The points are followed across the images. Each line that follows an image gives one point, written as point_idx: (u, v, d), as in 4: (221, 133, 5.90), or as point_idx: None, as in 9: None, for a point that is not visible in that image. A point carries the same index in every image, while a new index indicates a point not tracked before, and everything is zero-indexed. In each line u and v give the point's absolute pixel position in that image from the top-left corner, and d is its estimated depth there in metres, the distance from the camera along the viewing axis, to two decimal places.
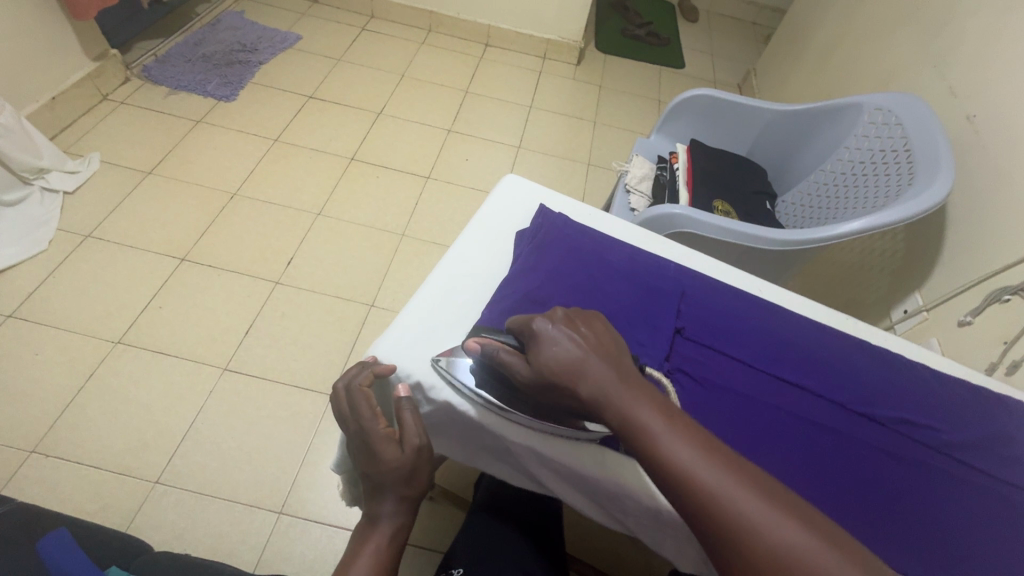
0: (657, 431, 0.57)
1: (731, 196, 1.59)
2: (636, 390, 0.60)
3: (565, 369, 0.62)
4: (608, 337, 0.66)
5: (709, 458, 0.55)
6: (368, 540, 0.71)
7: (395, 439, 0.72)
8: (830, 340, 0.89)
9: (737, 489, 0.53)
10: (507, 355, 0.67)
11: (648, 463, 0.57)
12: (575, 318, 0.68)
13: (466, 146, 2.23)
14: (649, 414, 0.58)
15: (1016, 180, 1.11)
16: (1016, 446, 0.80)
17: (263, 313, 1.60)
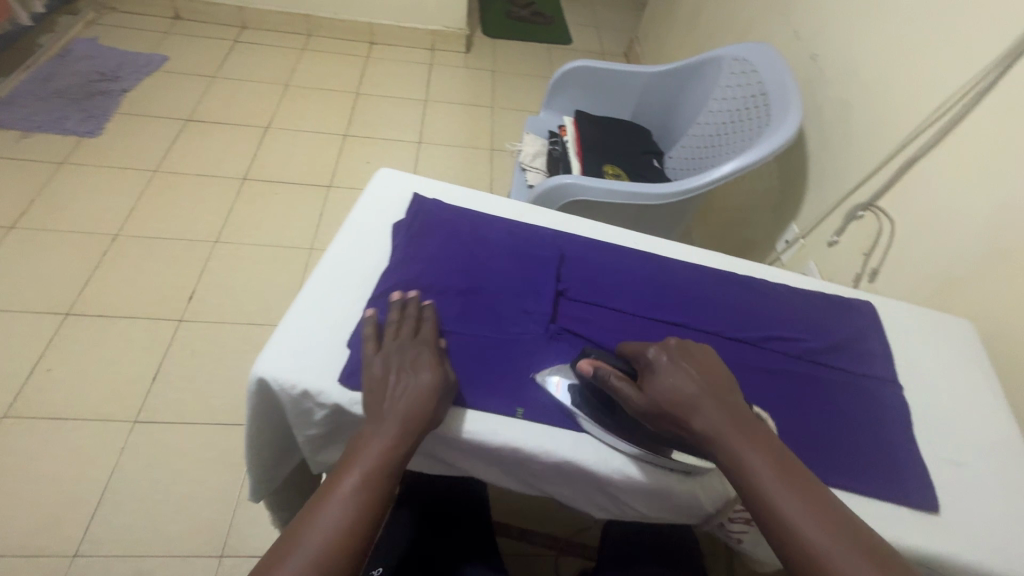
0: (775, 486, 0.50)
1: (622, 158, 1.48)
2: (757, 440, 0.53)
3: (679, 403, 0.55)
4: (722, 373, 0.59)
5: (827, 520, 0.49)
6: (354, 471, 0.53)
7: (436, 364, 0.60)
8: (688, 264, 0.82)
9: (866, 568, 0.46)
10: (613, 377, 0.59)
11: (760, 514, 0.50)
12: (689, 346, 0.61)
13: (365, 147, 2.18)
14: (762, 463, 0.52)
15: (855, 107, 1.18)
16: (872, 341, 0.77)
17: (169, 354, 1.51)
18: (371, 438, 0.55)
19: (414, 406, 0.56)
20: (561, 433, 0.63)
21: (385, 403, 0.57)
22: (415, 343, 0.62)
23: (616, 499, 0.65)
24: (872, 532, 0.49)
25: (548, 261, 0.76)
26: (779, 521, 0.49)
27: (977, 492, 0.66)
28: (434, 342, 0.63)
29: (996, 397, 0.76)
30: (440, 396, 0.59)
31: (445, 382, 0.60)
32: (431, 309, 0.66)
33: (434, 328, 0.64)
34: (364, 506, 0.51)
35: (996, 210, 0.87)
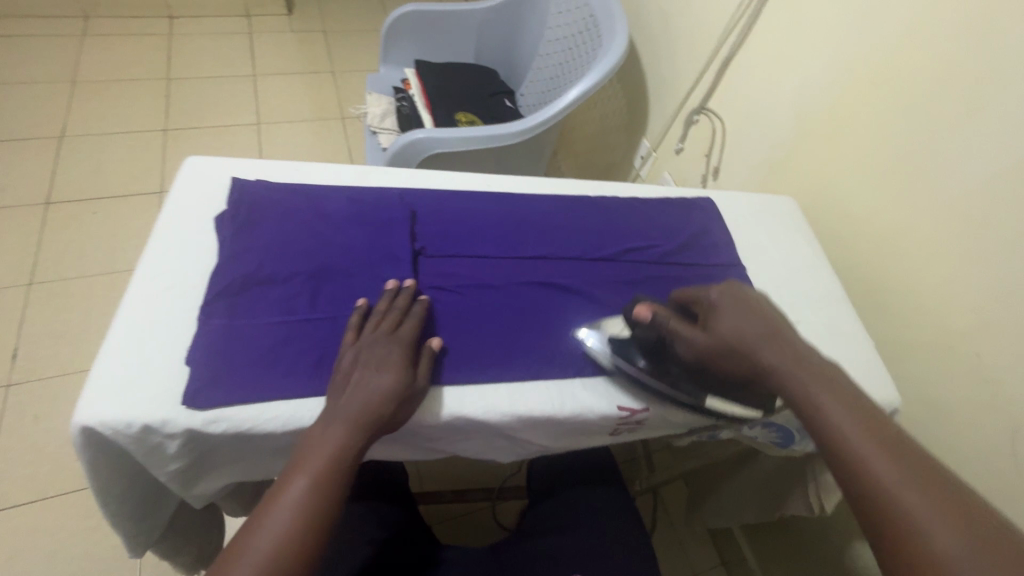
0: (830, 411, 0.50)
1: (473, 104, 1.43)
2: (818, 372, 0.54)
3: (740, 339, 0.57)
4: (778, 316, 0.60)
5: (881, 446, 0.47)
6: (302, 471, 0.48)
7: (406, 366, 0.57)
8: (542, 196, 0.82)
9: (903, 484, 0.44)
10: (673, 322, 0.60)
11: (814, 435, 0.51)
12: (745, 291, 0.62)
13: (194, 140, 1.91)
14: (823, 394, 0.52)
15: (673, 17, 1.23)
16: (715, 233, 0.83)
17: (6, 427, 1.27)
18: (318, 436, 0.51)
19: (374, 405, 0.53)
20: (442, 391, 0.61)
21: (346, 399, 0.53)
22: (390, 338, 0.58)
23: (515, 440, 0.66)
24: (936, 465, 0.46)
25: (398, 221, 0.71)
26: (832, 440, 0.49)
27: (812, 341, 0.76)
28: (413, 339, 0.60)
29: (819, 258, 0.86)
30: (409, 400, 0.56)
31: (412, 387, 0.56)
32: (422, 303, 0.63)
33: (417, 325, 0.61)
34: (317, 511, 0.47)
35: (799, 93, 0.97)
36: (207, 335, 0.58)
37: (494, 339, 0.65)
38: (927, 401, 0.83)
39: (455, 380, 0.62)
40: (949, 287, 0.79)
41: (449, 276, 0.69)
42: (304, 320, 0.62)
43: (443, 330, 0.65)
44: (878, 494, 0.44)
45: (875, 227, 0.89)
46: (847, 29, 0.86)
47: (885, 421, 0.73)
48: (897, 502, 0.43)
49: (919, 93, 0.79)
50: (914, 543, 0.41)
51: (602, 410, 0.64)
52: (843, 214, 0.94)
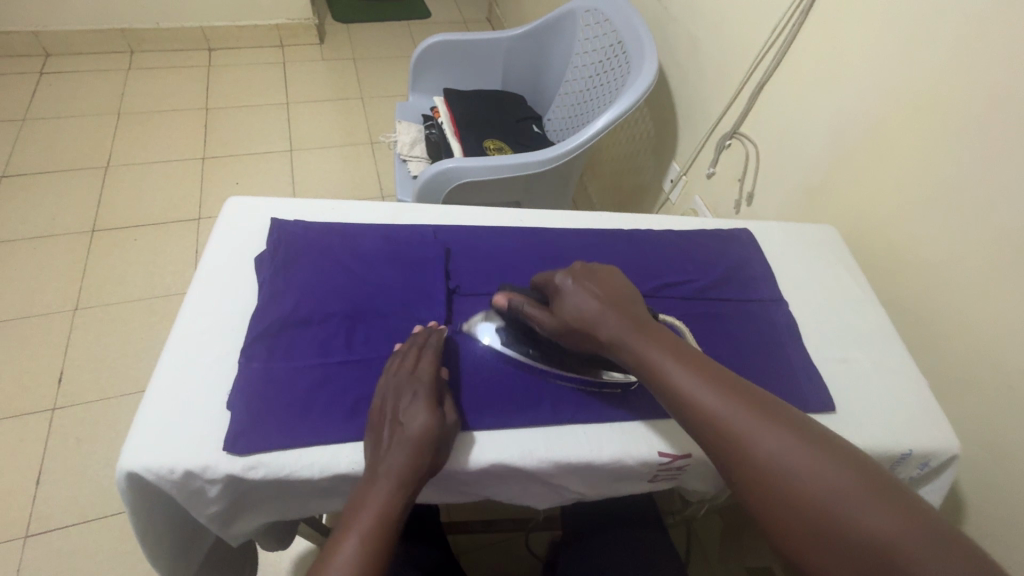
0: (671, 370, 0.53)
1: (500, 130, 1.44)
2: (657, 335, 0.56)
3: (584, 318, 0.58)
4: (626, 287, 0.62)
5: (719, 389, 0.51)
6: (353, 529, 0.49)
7: (434, 409, 0.55)
8: (575, 230, 0.81)
9: (748, 422, 0.49)
10: (526, 306, 0.61)
11: (666, 399, 0.53)
12: (596, 268, 0.63)
13: (231, 167, 1.98)
14: (663, 356, 0.54)
15: (703, 41, 1.23)
16: (754, 266, 0.81)
17: (51, 450, 1.31)
18: (367, 497, 0.51)
19: (413, 458, 0.52)
20: (481, 436, 0.60)
21: (390, 457, 0.52)
22: (411, 378, 0.58)
23: (552, 485, 0.64)
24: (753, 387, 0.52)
25: (433, 260, 0.71)
26: (681, 402, 0.52)
27: (858, 380, 0.72)
28: (433, 378, 0.58)
29: (864, 290, 0.83)
30: (445, 442, 0.55)
31: (444, 429, 0.55)
32: (439, 335, 0.63)
33: (435, 360, 0.60)
34: (373, 564, 0.48)
35: (837, 118, 0.94)
36: (246, 379, 0.59)
37: (529, 380, 0.64)
38: (986, 443, 0.78)
39: (493, 424, 0.61)
40: (1007, 324, 0.74)
41: (483, 315, 0.69)
42: (340, 363, 0.62)
43: (480, 371, 0.64)
44: (729, 439, 0.49)
45: (922, 258, 0.85)
46: (889, 54, 0.84)
47: (943, 466, 0.69)
48: (745, 438, 0.48)
49: (968, 121, 0.76)
50: (773, 472, 0.47)
51: (641, 455, 0.62)
52: (888, 242, 0.90)
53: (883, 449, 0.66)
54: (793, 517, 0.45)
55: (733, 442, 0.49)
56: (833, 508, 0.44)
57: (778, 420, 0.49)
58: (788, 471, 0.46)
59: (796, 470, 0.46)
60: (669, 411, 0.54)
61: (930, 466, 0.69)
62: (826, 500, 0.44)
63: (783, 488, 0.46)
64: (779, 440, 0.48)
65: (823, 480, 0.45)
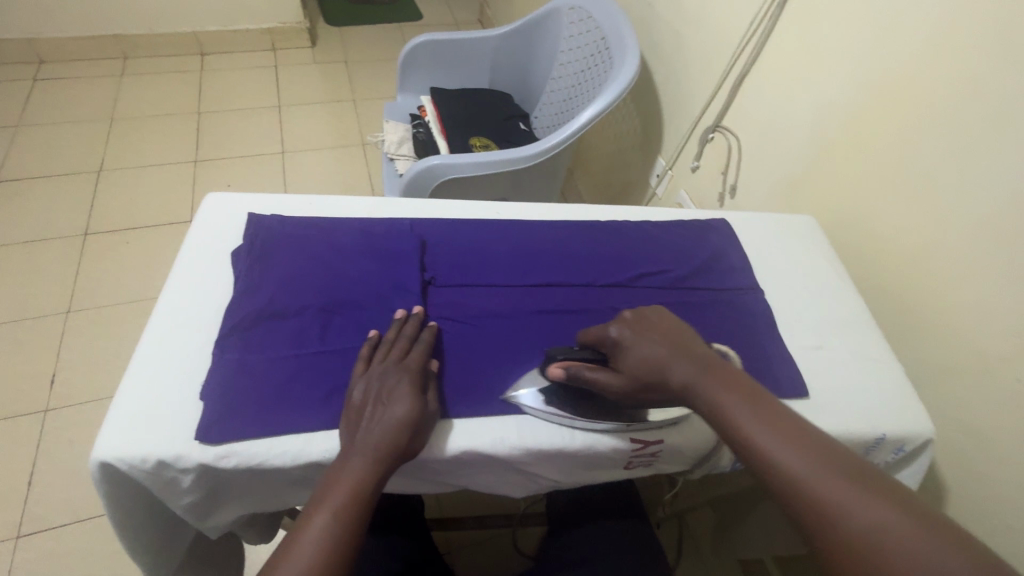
0: (752, 424, 0.49)
1: (487, 128, 1.45)
2: (736, 383, 0.52)
3: (654, 367, 0.55)
4: (683, 328, 0.59)
5: (803, 446, 0.46)
6: (324, 507, 0.48)
7: (418, 395, 0.56)
8: (552, 222, 0.81)
9: (839, 490, 0.43)
10: (588, 371, 0.58)
11: (743, 454, 0.49)
12: (646, 313, 0.61)
13: (223, 170, 1.99)
14: (742, 407, 0.50)
15: (686, 36, 1.23)
16: (732, 255, 0.81)
17: (43, 451, 1.32)
18: (339, 479, 0.50)
19: (394, 440, 0.53)
20: (454, 424, 0.61)
21: (367, 435, 0.53)
22: (400, 365, 0.59)
23: (527, 473, 0.65)
24: (846, 451, 0.46)
25: (409, 252, 0.72)
26: (755, 452, 0.48)
27: (833, 367, 0.73)
28: (420, 366, 0.60)
29: (842, 279, 0.83)
30: (423, 428, 0.56)
31: (426, 414, 0.56)
32: (431, 328, 0.64)
33: (427, 352, 0.62)
34: (341, 544, 0.47)
35: (816, 109, 0.95)
36: (220, 370, 0.59)
37: (503, 369, 0.65)
38: (965, 429, 0.78)
39: (465, 412, 0.61)
40: (983, 310, 0.74)
41: (458, 306, 0.69)
42: (315, 354, 0.62)
43: (454, 361, 0.65)
44: (817, 507, 0.43)
45: (900, 246, 0.85)
46: (864, 44, 0.85)
47: (918, 451, 0.69)
48: (835, 506, 0.43)
49: (941, 108, 0.76)
50: (866, 550, 0.40)
51: (614, 441, 0.62)
52: (867, 231, 0.90)
53: (857, 434, 0.67)
54: None
55: (820, 510, 0.43)
56: None
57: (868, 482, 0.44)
58: (881, 539, 0.40)
59: (890, 539, 0.40)
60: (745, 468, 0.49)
61: (905, 451, 0.69)
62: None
63: (880, 572, 0.39)
64: (873, 513, 0.42)
65: (926, 556, 0.39)
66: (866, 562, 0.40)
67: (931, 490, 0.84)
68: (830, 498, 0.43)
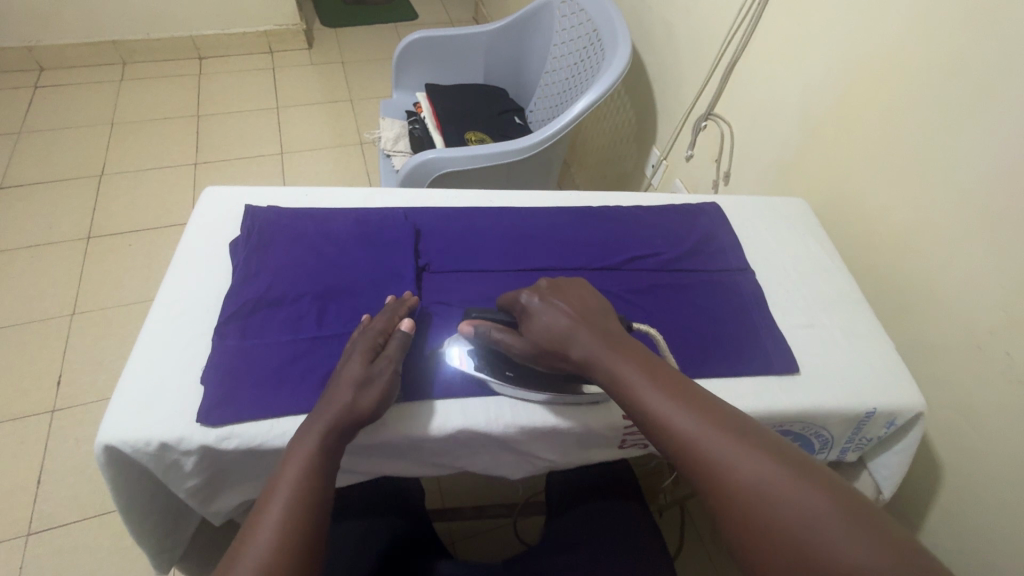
0: (644, 390, 0.50)
1: (482, 122, 1.46)
2: (630, 352, 0.54)
3: (555, 335, 0.56)
4: (592, 298, 0.60)
5: (689, 407, 0.48)
6: (280, 489, 0.48)
7: (363, 358, 0.57)
8: (544, 208, 0.83)
9: (723, 446, 0.45)
10: (494, 331, 0.60)
11: (639, 421, 0.50)
12: (561, 283, 0.62)
13: (223, 172, 2.01)
14: (635, 373, 0.52)
15: (676, 26, 1.24)
16: (722, 238, 0.82)
17: (52, 450, 1.34)
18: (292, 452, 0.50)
19: (331, 399, 0.54)
20: (450, 405, 0.62)
21: (319, 401, 0.55)
22: (358, 336, 0.61)
23: (523, 452, 0.66)
24: (729, 409, 0.49)
25: (403, 240, 0.73)
26: (648, 420, 0.49)
27: (823, 344, 0.73)
28: (381, 330, 0.60)
29: (834, 259, 0.84)
30: (369, 387, 0.55)
31: (369, 374, 0.56)
32: (410, 305, 0.65)
33: (389, 320, 0.62)
34: (301, 511, 0.47)
35: (805, 94, 0.96)
36: (220, 356, 0.61)
37: None
38: (958, 404, 0.79)
39: (460, 393, 0.62)
40: (973, 286, 0.75)
41: (452, 291, 0.70)
42: (312, 339, 0.64)
43: (449, 344, 0.66)
44: (703, 464, 0.45)
45: (890, 226, 0.86)
46: (850, 27, 0.85)
47: (910, 425, 0.70)
48: (722, 463, 0.44)
49: (926, 89, 0.77)
50: (746, 499, 0.42)
51: (604, 419, 0.63)
52: (857, 213, 0.91)
53: (848, 409, 0.68)
54: (766, 543, 0.40)
55: (706, 466, 0.45)
56: (814, 539, 0.39)
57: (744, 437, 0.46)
58: (752, 492, 0.42)
59: (757, 489, 0.42)
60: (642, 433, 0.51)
61: (897, 425, 0.70)
62: (788, 524, 0.40)
63: (758, 518, 0.41)
64: (755, 463, 0.44)
65: (788, 501, 0.41)
66: (746, 510, 0.42)
67: (926, 467, 0.85)
68: (715, 455, 0.45)
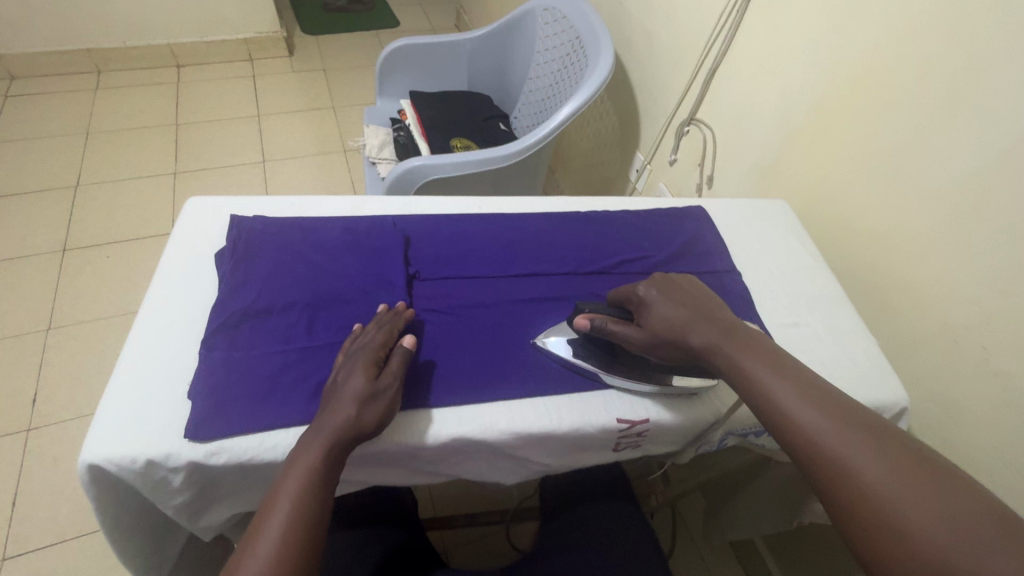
0: (766, 379, 0.53)
1: (467, 128, 1.47)
2: (750, 343, 0.57)
3: (675, 326, 0.60)
4: (703, 296, 0.64)
5: (809, 399, 0.50)
6: (282, 495, 0.47)
7: (367, 369, 0.57)
8: (533, 214, 0.83)
9: (843, 437, 0.47)
10: (611, 324, 0.62)
11: (757, 406, 0.53)
12: (673, 278, 0.66)
13: (203, 181, 1.98)
14: (756, 364, 0.54)
15: (657, 33, 1.26)
16: (708, 240, 0.83)
17: (27, 470, 1.29)
18: (293, 464, 0.50)
19: (336, 409, 0.53)
20: (442, 412, 0.61)
21: (320, 410, 0.54)
22: (358, 347, 0.60)
23: (517, 458, 0.66)
24: (853, 405, 0.50)
25: (392, 247, 0.73)
26: (774, 407, 0.51)
27: (809, 343, 0.75)
28: (381, 342, 0.60)
29: (816, 259, 0.85)
30: (375, 401, 0.55)
31: (373, 386, 0.55)
32: (404, 314, 0.65)
33: (388, 332, 0.61)
34: (304, 527, 0.46)
35: (784, 98, 0.98)
36: (207, 368, 0.60)
37: (490, 357, 0.66)
38: (939, 398, 0.81)
39: (452, 400, 0.62)
40: (949, 282, 0.77)
41: (442, 298, 0.70)
42: (302, 349, 0.63)
43: (441, 351, 0.65)
44: (820, 454, 0.47)
45: (868, 226, 0.88)
46: (826, 33, 0.88)
47: (894, 419, 0.72)
48: (843, 453, 0.46)
49: (899, 93, 0.80)
50: (867, 491, 0.43)
51: (600, 422, 0.63)
52: (837, 214, 0.93)
53: None
54: (882, 532, 0.42)
55: (825, 453, 0.46)
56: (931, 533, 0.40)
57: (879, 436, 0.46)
58: (880, 487, 0.43)
59: (896, 488, 0.43)
60: (758, 420, 0.53)
61: (882, 420, 0.72)
62: (934, 522, 0.40)
63: (875, 509, 0.42)
64: (876, 459, 0.45)
65: (911, 504, 0.42)
66: (866, 501, 0.43)
67: None
68: (834, 445, 0.46)
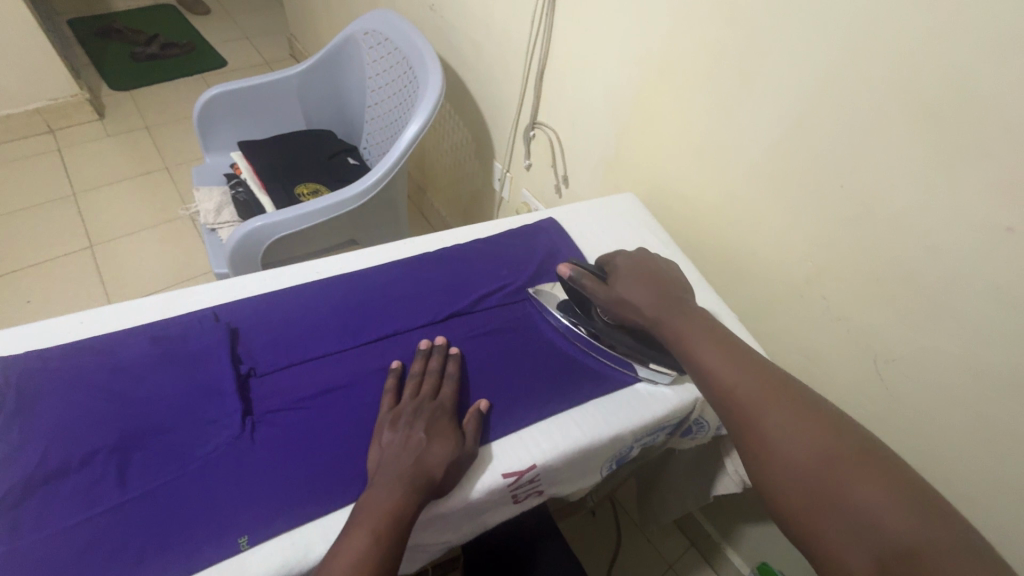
0: (708, 356, 0.60)
1: (312, 171, 1.35)
2: (700, 326, 0.64)
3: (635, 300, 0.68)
4: (676, 285, 0.71)
5: (775, 398, 0.55)
6: (364, 525, 0.50)
7: (454, 431, 0.58)
8: (378, 267, 0.76)
9: (808, 440, 0.51)
10: (586, 279, 0.70)
11: (709, 388, 0.59)
12: (656, 266, 0.73)
13: (18, 284, 1.67)
14: (705, 346, 0.61)
15: (482, 42, 1.24)
16: (564, 252, 0.82)
17: None
18: (369, 499, 0.52)
19: (429, 469, 0.54)
20: (304, 531, 0.53)
21: (401, 462, 0.54)
22: (432, 404, 0.60)
23: (412, 547, 0.60)
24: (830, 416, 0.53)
25: (216, 347, 0.63)
26: (717, 385, 0.58)
27: None
28: (454, 404, 0.61)
29: (670, 246, 0.87)
30: (457, 468, 0.56)
31: (464, 451, 0.58)
32: (454, 360, 0.65)
33: (455, 387, 0.63)
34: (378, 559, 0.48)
35: (608, 92, 0.99)
36: None
37: (351, 447, 0.58)
38: (801, 349, 0.86)
39: (313, 514, 0.54)
40: (784, 243, 0.82)
41: (285, 393, 0.61)
42: (113, 508, 0.51)
43: (292, 457, 0.57)
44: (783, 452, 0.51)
45: (708, 204, 0.92)
46: (626, 27, 0.90)
47: None
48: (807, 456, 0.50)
49: (701, 77, 0.83)
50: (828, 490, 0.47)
51: (486, 483, 0.59)
52: (680, 195, 0.96)
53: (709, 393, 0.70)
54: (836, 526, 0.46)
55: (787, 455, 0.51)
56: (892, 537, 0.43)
57: (809, 412, 0.53)
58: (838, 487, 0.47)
59: (857, 501, 0.46)
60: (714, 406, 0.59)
61: None
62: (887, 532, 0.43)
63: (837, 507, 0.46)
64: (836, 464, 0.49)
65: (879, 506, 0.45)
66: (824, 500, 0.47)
67: None
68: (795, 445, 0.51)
